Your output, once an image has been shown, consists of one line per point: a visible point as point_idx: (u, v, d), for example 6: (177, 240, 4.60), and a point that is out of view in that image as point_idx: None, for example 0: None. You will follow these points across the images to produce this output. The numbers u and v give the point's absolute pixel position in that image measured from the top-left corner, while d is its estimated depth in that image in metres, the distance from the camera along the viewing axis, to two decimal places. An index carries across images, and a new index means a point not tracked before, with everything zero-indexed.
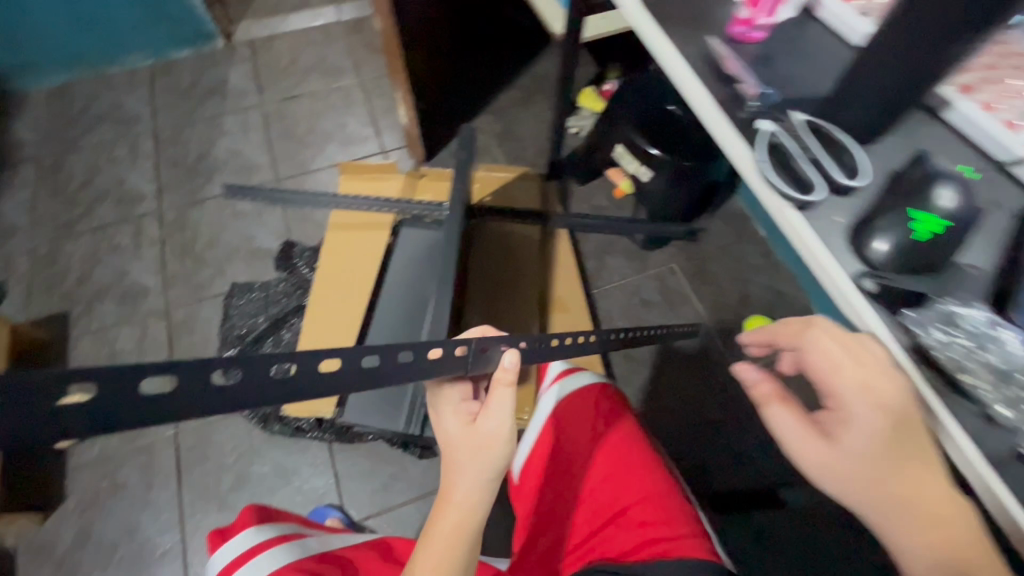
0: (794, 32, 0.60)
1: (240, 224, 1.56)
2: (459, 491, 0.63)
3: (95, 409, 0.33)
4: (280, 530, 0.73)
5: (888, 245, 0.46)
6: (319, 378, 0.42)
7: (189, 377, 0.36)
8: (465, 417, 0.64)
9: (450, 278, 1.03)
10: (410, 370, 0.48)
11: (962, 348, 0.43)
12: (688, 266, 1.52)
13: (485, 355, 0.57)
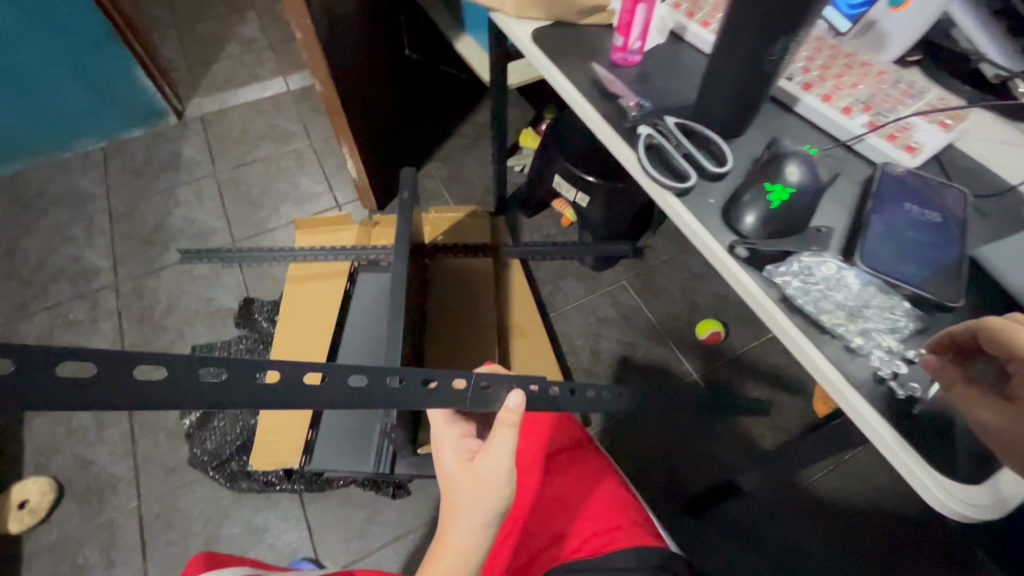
0: (665, 55, 0.70)
1: (198, 287, 1.57)
2: (456, 533, 0.59)
3: (90, 384, 0.35)
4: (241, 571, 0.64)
5: (755, 217, 0.53)
6: (303, 390, 0.45)
7: (184, 368, 0.39)
8: (464, 454, 0.64)
9: (402, 311, 1.07)
10: (396, 397, 0.51)
11: (816, 291, 0.50)
12: (637, 281, 1.60)
13: (486, 391, 0.61)
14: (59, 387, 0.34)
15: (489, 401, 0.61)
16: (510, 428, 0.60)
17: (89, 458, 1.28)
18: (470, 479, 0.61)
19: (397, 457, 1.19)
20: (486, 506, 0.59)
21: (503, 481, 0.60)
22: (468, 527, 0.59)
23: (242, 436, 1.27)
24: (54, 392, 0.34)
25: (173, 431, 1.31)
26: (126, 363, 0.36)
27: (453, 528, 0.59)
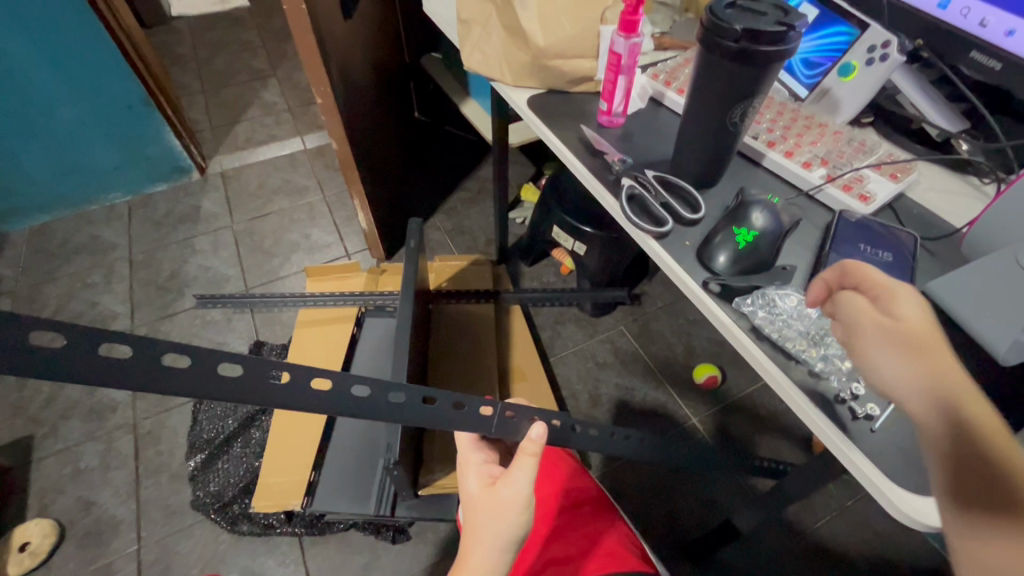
0: (647, 119, 0.80)
1: (210, 332, 1.63)
2: (476, 556, 0.62)
3: (188, 376, 0.42)
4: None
5: (726, 257, 0.60)
6: (350, 400, 0.49)
7: (256, 368, 0.45)
8: (486, 478, 0.69)
9: (406, 351, 1.12)
10: (428, 416, 0.54)
11: (780, 320, 0.57)
12: (634, 327, 1.65)
13: (510, 422, 0.64)
14: (167, 372, 0.41)
15: (513, 429, 0.64)
16: (530, 458, 0.62)
17: (92, 500, 1.29)
18: (490, 504, 0.64)
19: (398, 499, 1.19)
20: (506, 530, 0.62)
21: (521, 507, 0.63)
22: (486, 553, 0.62)
23: (245, 478, 1.29)
24: (160, 376, 0.40)
25: (176, 473, 1.33)
26: (215, 360, 0.43)
27: (473, 555, 0.62)
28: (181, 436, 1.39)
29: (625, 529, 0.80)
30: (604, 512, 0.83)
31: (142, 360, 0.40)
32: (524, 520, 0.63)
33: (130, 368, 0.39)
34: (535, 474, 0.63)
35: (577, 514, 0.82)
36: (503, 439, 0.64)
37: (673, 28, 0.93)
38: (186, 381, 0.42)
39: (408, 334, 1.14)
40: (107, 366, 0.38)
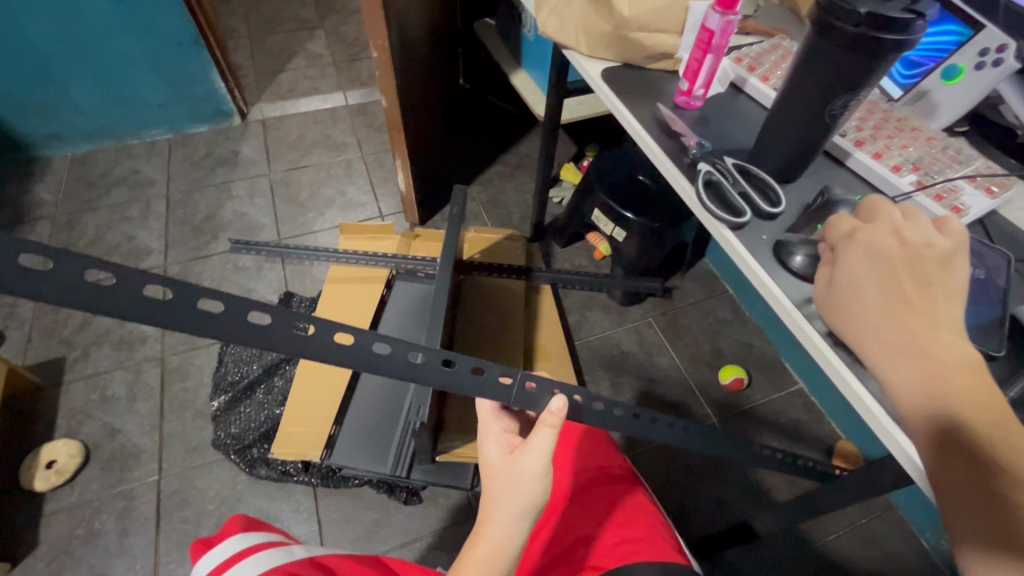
0: (726, 104, 0.76)
1: (240, 278, 1.64)
2: (493, 524, 0.61)
3: (217, 319, 0.41)
4: (271, 537, 0.66)
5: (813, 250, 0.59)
6: (369, 359, 0.48)
7: (282, 316, 0.44)
8: (506, 447, 0.69)
9: (440, 318, 1.12)
10: (447, 379, 0.53)
11: None
12: (663, 320, 1.63)
13: (534, 393, 0.63)
14: (199, 316, 0.40)
15: (533, 402, 0.63)
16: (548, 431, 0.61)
17: (117, 428, 1.32)
18: (507, 472, 0.64)
19: (415, 462, 1.21)
20: (522, 499, 0.62)
21: (538, 478, 0.62)
22: (503, 519, 0.62)
23: (266, 424, 1.31)
24: (192, 319, 0.40)
25: (199, 411, 1.35)
26: (245, 307, 0.42)
27: (492, 520, 0.62)
28: (207, 375, 1.41)
29: (646, 503, 0.81)
30: (621, 492, 0.82)
31: (177, 302, 0.40)
32: (543, 488, 0.63)
33: (171, 310, 0.39)
34: (554, 446, 0.62)
35: (589, 495, 0.83)
36: (524, 409, 0.63)
37: (758, 12, 0.88)
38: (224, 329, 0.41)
39: (445, 300, 1.14)
40: (144, 306, 0.39)
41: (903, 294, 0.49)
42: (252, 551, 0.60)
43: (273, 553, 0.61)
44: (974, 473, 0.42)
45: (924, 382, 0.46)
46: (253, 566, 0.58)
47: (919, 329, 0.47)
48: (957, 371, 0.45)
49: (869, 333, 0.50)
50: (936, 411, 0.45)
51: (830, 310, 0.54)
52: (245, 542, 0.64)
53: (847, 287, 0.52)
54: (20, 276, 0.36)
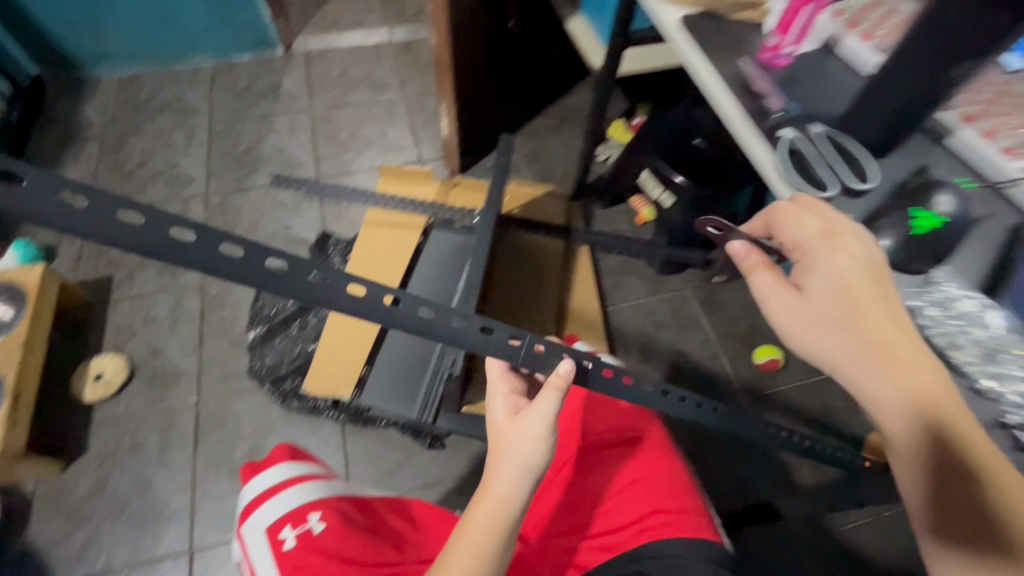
0: (817, 63, 0.69)
1: (279, 213, 1.64)
2: (497, 483, 0.63)
3: (239, 264, 0.41)
4: (314, 468, 0.71)
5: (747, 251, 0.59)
6: (384, 312, 0.47)
7: (302, 265, 0.43)
8: (511, 406, 0.70)
9: (477, 274, 1.11)
10: (458, 336, 0.51)
11: (951, 326, 0.52)
12: (700, 293, 1.58)
13: (544, 354, 0.60)
14: (224, 259, 0.40)
15: (543, 364, 0.60)
16: (553, 393, 0.61)
17: (160, 348, 1.37)
18: (512, 432, 0.65)
19: (441, 410, 1.21)
20: (527, 458, 0.63)
21: (541, 439, 0.64)
22: (508, 474, 0.63)
23: (299, 359, 1.35)
24: (217, 262, 0.40)
25: (237, 340, 1.39)
26: (266, 253, 0.42)
27: (497, 476, 0.63)
28: (245, 306, 1.45)
29: (674, 467, 0.78)
30: (629, 460, 0.79)
31: (202, 244, 0.40)
32: (546, 449, 0.64)
33: (194, 252, 0.39)
34: (558, 409, 0.63)
35: (608, 462, 0.81)
36: (532, 370, 0.61)
37: None
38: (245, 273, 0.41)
39: (486, 256, 1.13)
40: (171, 245, 0.39)
41: (870, 303, 0.52)
42: (294, 482, 0.66)
43: (313, 486, 0.66)
44: (956, 486, 0.48)
45: (915, 408, 0.49)
46: (294, 499, 0.63)
47: (888, 344, 0.51)
48: (926, 382, 0.49)
49: (850, 354, 0.52)
50: (920, 423, 0.49)
51: (813, 331, 0.54)
52: (289, 471, 0.69)
53: (813, 294, 0.54)
54: (46, 202, 0.35)
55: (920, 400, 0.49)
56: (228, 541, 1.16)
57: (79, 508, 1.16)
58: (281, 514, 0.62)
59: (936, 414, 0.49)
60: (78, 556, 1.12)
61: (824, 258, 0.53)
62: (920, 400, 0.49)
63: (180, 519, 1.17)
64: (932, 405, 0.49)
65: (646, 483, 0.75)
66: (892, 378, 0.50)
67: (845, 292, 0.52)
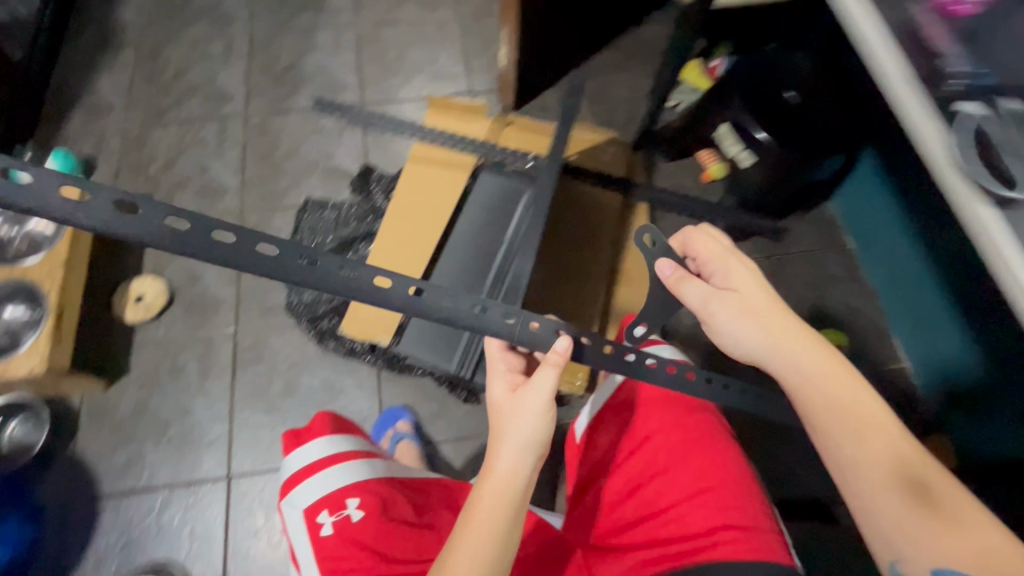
0: (1009, 16, 0.63)
1: (320, 140, 1.54)
2: (502, 462, 0.69)
3: (252, 256, 0.56)
4: (357, 443, 0.78)
5: (672, 269, 0.76)
6: (374, 290, 0.60)
7: (299, 254, 0.57)
8: (510, 385, 0.78)
9: (533, 231, 1.04)
10: (443, 312, 0.63)
11: None
12: (764, 266, 1.46)
13: (537, 333, 0.68)
14: (239, 252, 0.55)
15: (542, 343, 0.68)
16: (551, 370, 0.68)
17: (198, 273, 1.34)
18: (510, 408, 0.73)
19: (481, 366, 1.18)
20: (523, 431, 0.70)
21: (541, 413, 0.71)
22: (513, 449, 0.69)
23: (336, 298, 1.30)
24: (235, 255, 0.55)
25: None
26: (273, 245, 0.56)
27: (500, 455, 0.70)
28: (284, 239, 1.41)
29: (737, 470, 0.77)
30: (691, 456, 0.77)
31: (226, 241, 0.55)
32: (544, 423, 0.71)
33: (218, 248, 0.54)
34: (557, 382, 0.70)
35: (668, 458, 0.78)
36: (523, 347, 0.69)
37: None
38: (241, 262, 0.55)
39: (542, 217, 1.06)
40: (205, 243, 0.54)
41: (781, 318, 0.74)
42: (333, 462, 0.73)
43: (352, 466, 0.73)
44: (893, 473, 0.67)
45: (837, 403, 0.71)
46: (331, 479, 0.71)
47: (805, 354, 0.73)
48: (838, 385, 0.72)
49: (782, 358, 0.73)
50: (843, 418, 0.70)
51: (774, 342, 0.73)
52: (331, 445, 0.76)
53: (741, 306, 0.74)
54: (108, 217, 0.52)
55: (840, 401, 0.71)
56: (265, 471, 1.18)
57: (123, 426, 1.19)
58: (318, 495, 0.70)
59: (844, 404, 0.71)
60: (123, 472, 1.16)
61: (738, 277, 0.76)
62: (839, 400, 0.71)
63: (218, 446, 1.19)
64: (851, 406, 0.70)
65: (715, 490, 0.74)
66: (818, 379, 0.72)
67: (755, 305, 0.74)
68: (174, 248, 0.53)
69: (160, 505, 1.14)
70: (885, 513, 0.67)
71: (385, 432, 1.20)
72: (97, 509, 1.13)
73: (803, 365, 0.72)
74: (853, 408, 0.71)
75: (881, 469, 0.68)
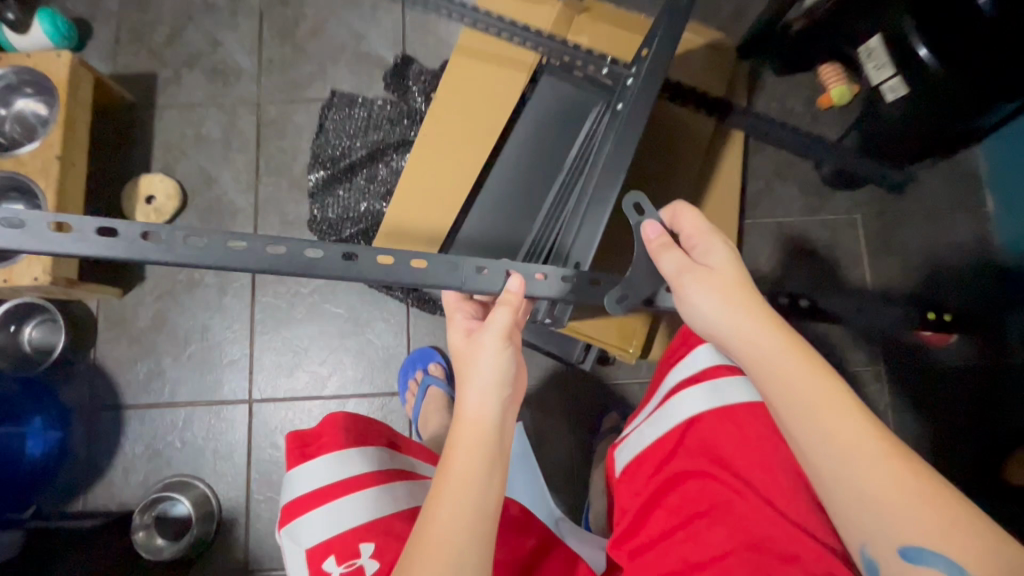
0: None
1: (350, 16, 1.26)
2: (469, 405, 0.62)
3: (231, 253, 0.61)
4: (373, 464, 0.67)
5: (659, 233, 0.68)
6: (346, 265, 0.63)
7: (267, 244, 0.61)
8: (464, 330, 0.69)
9: (615, 173, 0.81)
10: (420, 275, 0.65)
11: None
12: (873, 224, 1.21)
13: (483, 277, 0.67)
14: (217, 252, 0.60)
15: (492, 283, 0.67)
16: (506, 312, 0.65)
17: (213, 176, 1.19)
18: (469, 353, 0.66)
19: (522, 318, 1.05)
20: (492, 369, 0.63)
21: (500, 347, 0.64)
22: (481, 391, 0.62)
23: (365, 219, 1.15)
24: (215, 254, 0.60)
25: (296, 183, 1.20)
26: (240, 238, 0.61)
27: (465, 400, 0.62)
28: (307, 141, 1.21)
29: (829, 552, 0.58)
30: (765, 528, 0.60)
31: (198, 245, 0.60)
32: (506, 367, 0.64)
33: (200, 254, 0.60)
34: (511, 324, 0.65)
35: (738, 530, 0.60)
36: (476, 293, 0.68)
37: None
38: (159, 253, 0.59)
39: (627, 164, 0.81)
40: (185, 249, 0.60)
41: (750, 290, 0.63)
42: (345, 492, 0.63)
43: (366, 501, 0.63)
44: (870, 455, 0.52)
45: (801, 374, 0.57)
46: (342, 517, 0.61)
47: (767, 326, 0.60)
48: (803, 363, 0.58)
49: (747, 328, 0.60)
50: (810, 397, 0.56)
51: (718, 308, 0.62)
52: (342, 465, 0.65)
53: (705, 274, 0.63)
54: (92, 242, 0.58)
55: (799, 377, 0.57)
56: (286, 399, 1.12)
57: (142, 337, 1.14)
58: (324, 537, 0.60)
59: (816, 381, 0.56)
60: (145, 384, 1.12)
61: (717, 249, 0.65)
62: (798, 377, 0.57)
63: (239, 368, 1.13)
64: (810, 383, 0.56)
65: None
66: (781, 351, 0.59)
67: (720, 271, 0.64)
68: (149, 259, 0.59)
69: (182, 421, 1.11)
70: (842, 493, 0.52)
71: (414, 373, 1.11)
72: (121, 419, 1.11)
73: (769, 337, 0.59)
74: (795, 375, 0.57)
75: (845, 445, 0.53)
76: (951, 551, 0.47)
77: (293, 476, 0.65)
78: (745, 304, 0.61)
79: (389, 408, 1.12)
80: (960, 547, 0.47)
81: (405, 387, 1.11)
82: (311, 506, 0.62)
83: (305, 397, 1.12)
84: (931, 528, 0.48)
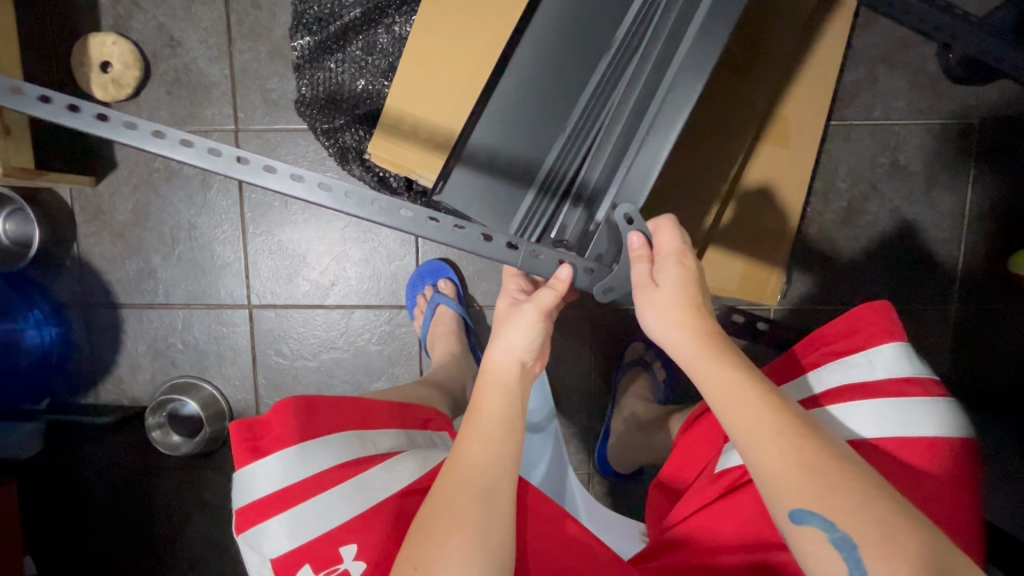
0: None
1: None
2: (496, 355, 0.57)
3: (258, 170, 0.47)
4: (338, 450, 0.54)
5: (640, 242, 0.55)
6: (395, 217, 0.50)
7: (318, 181, 0.48)
8: (509, 300, 0.61)
9: (705, 67, 0.59)
10: (466, 241, 0.52)
11: None
12: (993, 131, 0.96)
13: (536, 259, 0.55)
14: (236, 164, 0.47)
15: (538, 266, 0.55)
16: (550, 295, 0.55)
17: (177, 37, 0.97)
18: (505, 318, 0.58)
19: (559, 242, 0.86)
20: (524, 338, 0.56)
21: (537, 322, 0.55)
22: (513, 345, 0.56)
23: (364, 104, 0.90)
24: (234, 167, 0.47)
25: (278, 51, 0.98)
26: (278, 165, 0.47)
27: (493, 352, 0.57)
28: None
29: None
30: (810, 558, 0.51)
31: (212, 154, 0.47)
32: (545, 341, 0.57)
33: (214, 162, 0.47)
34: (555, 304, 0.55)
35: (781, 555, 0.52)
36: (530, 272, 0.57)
37: None
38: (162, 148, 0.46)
39: (715, 61, 0.58)
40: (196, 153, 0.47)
41: (694, 297, 0.52)
42: (307, 496, 0.51)
43: (339, 498, 0.52)
44: (781, 446, 0.46)
45: (720, 368, 0.50)
46: (312, 521, 0.51)
47: (688, 325, 0.51)
48: (719, 362, 0.50)
49: (676, 337, 0.51)
50: (724, 391, 0.49)
51: (655, 314, 0.52)
52: (299, 462, 0.52)
53: (645, 300, 0.53)
54: (74, 118, 0.46)
55: (712, 374, 0.50)
56: (287, 306, 1.04)
57: (125, 231, 1.03)
58: (288, 551, 0.50)
59: (738, 381, 0.49)
60: (136, 283, 1.04)
61: (669, 266, 0.53)
62: (711, 373, 0.50)
63: (233, 272, 1.04)
64: (722, 377, 0.49)
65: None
66: (700, 351, 0.51)
67: (674, 274, 0.53)
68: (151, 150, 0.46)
69: (181, 324, 1.05)
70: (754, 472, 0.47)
71: (423, 288, 1.00)
72: (117, 318, 1.05)
73: (695, 339, 0.51)
74: (697, 362, 0.51)
75: (756, 436, 0.47)
76: (834, 514, 0.43)
77: (242, 472, 0.53)
78: (678, 312, 0.51)
79: (397, 322, 1.04)
80: (846, 510, 0.42)
81: (413, 303, 1.01)
82: (268, 513, 0.51)
83: (307, 305, 1.04)
84: (815, 492, 0.43)
